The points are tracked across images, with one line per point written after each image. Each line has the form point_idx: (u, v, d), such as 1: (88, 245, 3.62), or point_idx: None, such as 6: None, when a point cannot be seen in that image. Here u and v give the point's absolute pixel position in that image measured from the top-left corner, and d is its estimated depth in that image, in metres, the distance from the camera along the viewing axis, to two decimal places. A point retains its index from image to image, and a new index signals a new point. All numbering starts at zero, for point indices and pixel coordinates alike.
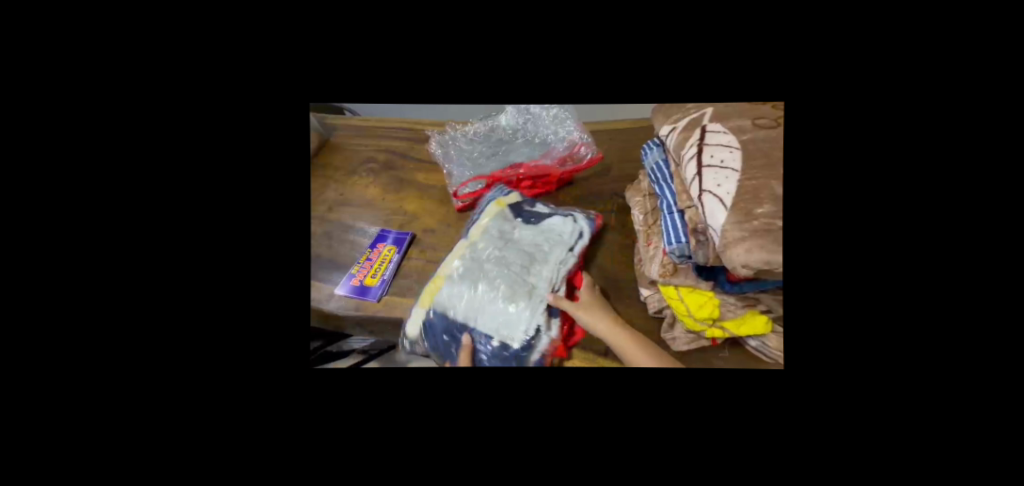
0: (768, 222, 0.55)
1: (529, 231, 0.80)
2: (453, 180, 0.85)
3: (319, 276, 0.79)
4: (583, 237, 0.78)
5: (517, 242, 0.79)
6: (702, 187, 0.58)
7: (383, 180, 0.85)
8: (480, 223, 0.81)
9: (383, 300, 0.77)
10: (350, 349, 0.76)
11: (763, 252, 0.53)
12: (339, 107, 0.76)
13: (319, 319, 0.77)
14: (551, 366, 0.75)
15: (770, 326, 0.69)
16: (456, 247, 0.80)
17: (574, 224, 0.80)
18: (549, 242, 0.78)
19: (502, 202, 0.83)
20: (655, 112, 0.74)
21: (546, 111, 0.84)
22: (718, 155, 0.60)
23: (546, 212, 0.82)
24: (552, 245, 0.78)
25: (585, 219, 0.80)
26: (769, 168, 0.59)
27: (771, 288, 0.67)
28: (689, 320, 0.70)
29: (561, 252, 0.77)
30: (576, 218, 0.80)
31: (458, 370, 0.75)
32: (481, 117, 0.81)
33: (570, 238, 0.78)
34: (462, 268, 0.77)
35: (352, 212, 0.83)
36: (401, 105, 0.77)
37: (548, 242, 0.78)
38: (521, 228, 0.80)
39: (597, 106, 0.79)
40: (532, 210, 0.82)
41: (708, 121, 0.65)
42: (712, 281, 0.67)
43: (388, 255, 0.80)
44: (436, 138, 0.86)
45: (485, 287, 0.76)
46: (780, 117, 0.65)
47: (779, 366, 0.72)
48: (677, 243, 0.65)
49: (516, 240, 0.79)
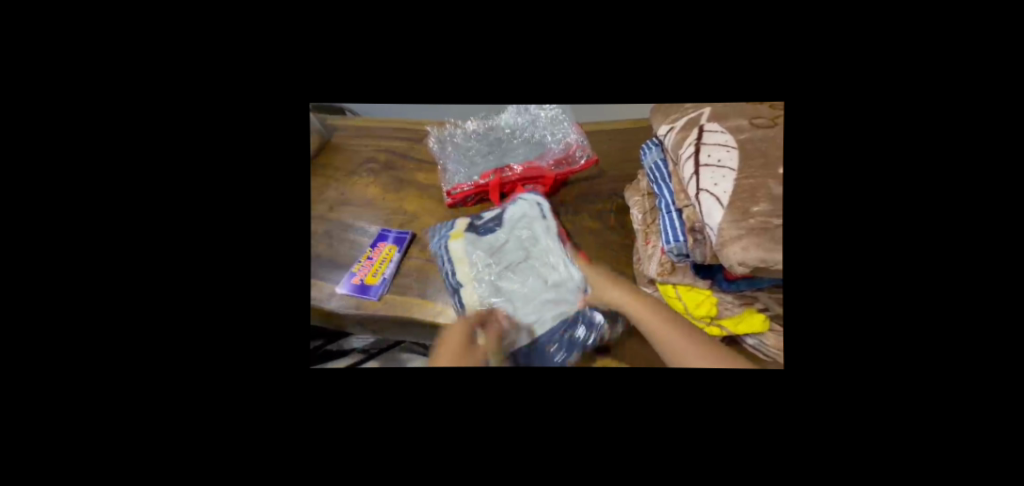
0: (764, 221, 0.56)
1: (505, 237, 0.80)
2: (447, 181, 0.86)
3: (319, 275, 0.79)
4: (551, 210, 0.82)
5: (514, 253, 0.79)
6: (699, 186, 0.59)
7: (383, 180, 0.86)
8: (460, 259, 0.79)
9: (383, 300, 0.78)
10: (350, 349, 0.77)
11: (759, 250, 0.54)
12: (340, 107, 0.78)
13: (320, 318, 0.77)
14: (551, 366, 0.75)
15: (768, 325, 0.70)
16: (466, 287, 0.77)
17: (531, 205, 0.83)
18: (533, 232, 0.80)
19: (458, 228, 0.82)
20: (654, 112, 0.74)
21: (546, 112, 0.82)
22: (716, 155, 0.61)
23: (496, 215, 0.83)
24: (536, 230, 0.80)
25: (529, 195, 0.84)
26: (767, 168, 0.60)
27: (768, 286, 0.68)
28: (688, 319, 0.70)
29: (549, 229, 0.80)
30: (523, 200, 0.83)
31: (458, 369, 0.76)
32: (481, 116, 0.82)
33: (543, 216, 0.81)
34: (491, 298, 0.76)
35: (352, 211, 0.83)
36: (401, 106, 0.79)
37: (533, 231, 0.80)
38: (499, 240, 0.80)
39: (597, 107, 0.79)
40: (485, 223, 0.83)
41: (706, 121, 0.66)
42: (710, 279, 0.68)
43: (388, 255, 0.81)
44: (435, 135, 0.85)
45: (519, 301, 0.76)
46: (778, 117, 0.66)
47: (777, 365, 0.73)
48: (676, 242, 0.65)
49: (505, 255, 0.79)
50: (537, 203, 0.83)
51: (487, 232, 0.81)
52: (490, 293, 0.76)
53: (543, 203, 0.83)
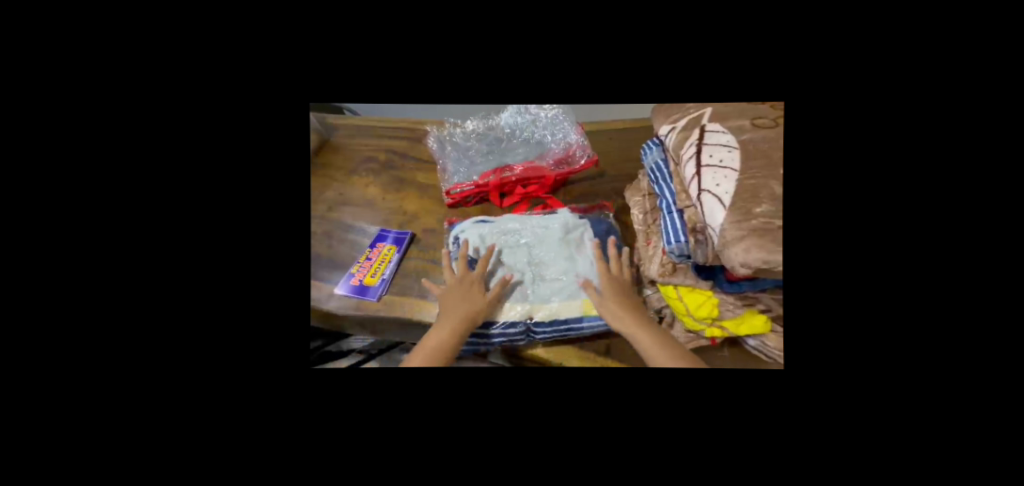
0: (767, 222, 0.55)
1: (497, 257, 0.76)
2: (447, 181, 0.85)
3: (319, 275, 0.79)
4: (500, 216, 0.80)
5: (521, 269, 0.75)
6: (701, 186, 0.58)
7: (383, 180, 0.85)
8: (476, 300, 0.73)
9: (383, 300, 0.78)
10: (350, 349, 0.76)
11: (762, 251, 0.54)
12: (339, 107, 0.77)
13: (319, 318, 0.77)
14: (551, 366, 0.75)
15: (770, 326, 0.69)
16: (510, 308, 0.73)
17: (482, 224, 0.78)
18: (513, 242, 0.76)
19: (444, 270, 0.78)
20: (655, 112, 0.74)
21: (546, 111, 0.84)
22: (718, 155, 0.60)
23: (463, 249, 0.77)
24: (512, 237, 0.77)
25: (461, 224, 0.79)
26: (769, 168, 0.59)
27: (770, 287, 0.67)
28: (689, 320, 0.70)
29: (518, 229, 0.77)
30: (471, 226, 0.78)
31: (458, 370, 0.75)
32: (481, 116, 0.82)
33: (502, 223, 0.78)
34: (541, 299, 0.73)
35: (352, 212, 0.83)
36: (400, 106, 0.77)
37: (510, 243, 0.76)
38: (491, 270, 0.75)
39: (598, 107, 0.80)
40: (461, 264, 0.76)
41: (707, 121, 0.65)
42: (711, 281, 0.67)
43: (388, 255, 0.80)
44: (435, 134, 0.86)
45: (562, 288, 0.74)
46: (779, 117, 0.65)
47: (779, 366, 0.72)
48: (677, 243, 0.65)
49: (512, 270, 0.75)
50: (478, 217, 0.80)
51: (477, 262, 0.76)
52: (530, 303, 0.73)
53: (483, 216, 0.80)
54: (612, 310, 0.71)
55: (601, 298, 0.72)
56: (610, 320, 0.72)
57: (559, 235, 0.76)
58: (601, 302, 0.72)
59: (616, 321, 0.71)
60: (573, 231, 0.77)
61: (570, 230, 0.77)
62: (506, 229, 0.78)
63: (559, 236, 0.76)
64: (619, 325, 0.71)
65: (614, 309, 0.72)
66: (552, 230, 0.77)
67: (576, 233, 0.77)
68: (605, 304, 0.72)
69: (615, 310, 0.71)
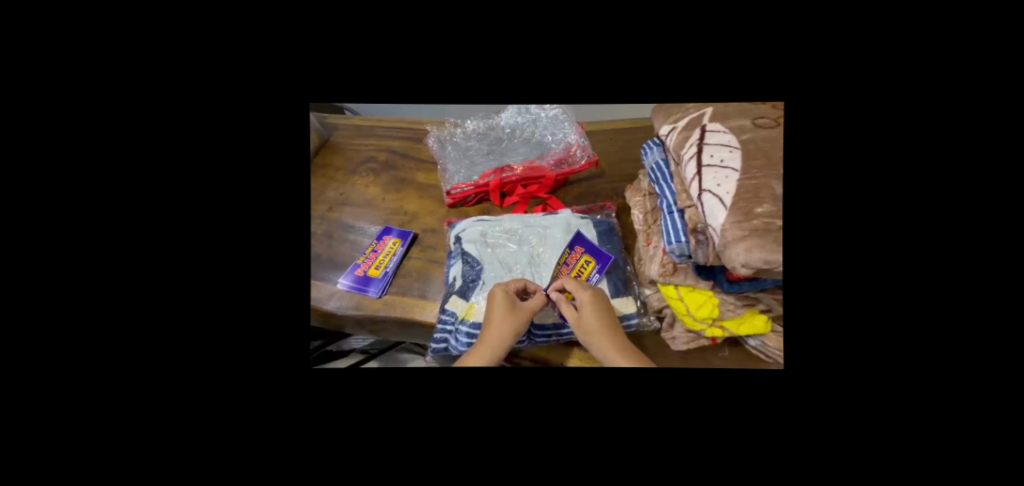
0: (768, 222, 0.54)
1: (496, 258, 0.74)
2: (447, 181, 0.85)
3: (319, 275, 0.79)
4: (501, 217, 0.79)
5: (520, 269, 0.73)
6: (701, 186, 0.59)
7: (383, 179, 0.86)
8: (474, 302, 0.71)
9: (383, 300, 0.77)
10: (350, 349, 0.76)
11: (764, 252, 0.53)
12: (339, 108, 0.76)
13: (319, 318, 0.77)
14: (551, 366, 0.75)
15: (770, 326, 0.69)
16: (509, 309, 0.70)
17: (481, 225, 0.78)
18: (513, 243, 0.76)
19: (444, 271, 0.78)
20: (655, 112, 0.74)
21: (545, 112, 0.88)
22: (718, 155, 0.60)
23: (462, 250, 0.76)
24: (512, 239, 0.77)
25: (461, 225, 0.79)
26: (770, 168, 0.58)
27: (772, 288, 0.66)
28: (689, 320, 0.69)
29: (517, 230, 0.77)
30: (470, 227, 0.78)
31: None
32: (483, 116, 0.86)
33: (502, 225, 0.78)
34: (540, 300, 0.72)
35: (351, 211, 0.83)
36: (401, 107, 0.78)
37: (509, 245, 0.76)
38: (490, 271, 0.73)
39: (597, 107, 0.82)
40: (461, 264, 0.75)
41: (707, 121, 0.65)
42: (711, 281, 0.67)
43: (359, 239, 0.81)
44: (435, 134, 0.87)
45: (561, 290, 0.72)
46: (780, 117, 0.65)
47: (779, 366, 0.72)
48: (677, 243, 0.65)
49: (512, 271, 0.73)
50: (478, 218, 0.79)
51: (474, 261, 0.74)
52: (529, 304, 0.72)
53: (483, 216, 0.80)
54: (588, 326, 0.68)
55: (577, 315, 0.69)
56: (594, 341, 0.68)
57: (586, 265, 0.74)
58: (578, 320, 0.69)
59: (591, 336, 0.68)
60: (574, 231, 0.76)
61: (597, 258, 0.74)
62: (506, 230, 0.78)
63: (583, 265, 0.74)
64: (596, 341, 0.68)
65: (590, 320, 0.69)
66: (553, 230, 0.77)
67: (603, 265, 0.74)
68: (581, 320, 0.69)
69: (591, 321, 0.68)
